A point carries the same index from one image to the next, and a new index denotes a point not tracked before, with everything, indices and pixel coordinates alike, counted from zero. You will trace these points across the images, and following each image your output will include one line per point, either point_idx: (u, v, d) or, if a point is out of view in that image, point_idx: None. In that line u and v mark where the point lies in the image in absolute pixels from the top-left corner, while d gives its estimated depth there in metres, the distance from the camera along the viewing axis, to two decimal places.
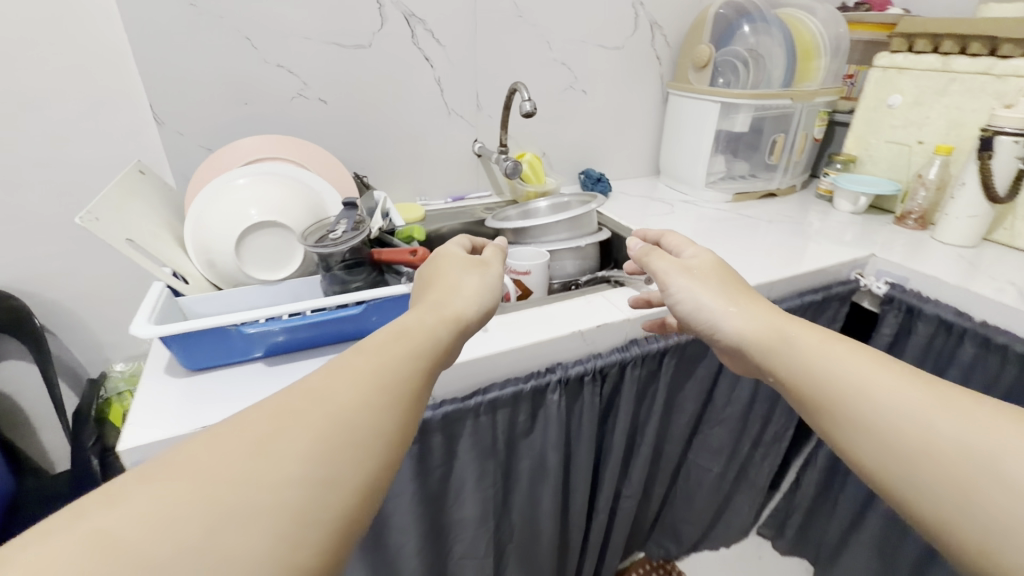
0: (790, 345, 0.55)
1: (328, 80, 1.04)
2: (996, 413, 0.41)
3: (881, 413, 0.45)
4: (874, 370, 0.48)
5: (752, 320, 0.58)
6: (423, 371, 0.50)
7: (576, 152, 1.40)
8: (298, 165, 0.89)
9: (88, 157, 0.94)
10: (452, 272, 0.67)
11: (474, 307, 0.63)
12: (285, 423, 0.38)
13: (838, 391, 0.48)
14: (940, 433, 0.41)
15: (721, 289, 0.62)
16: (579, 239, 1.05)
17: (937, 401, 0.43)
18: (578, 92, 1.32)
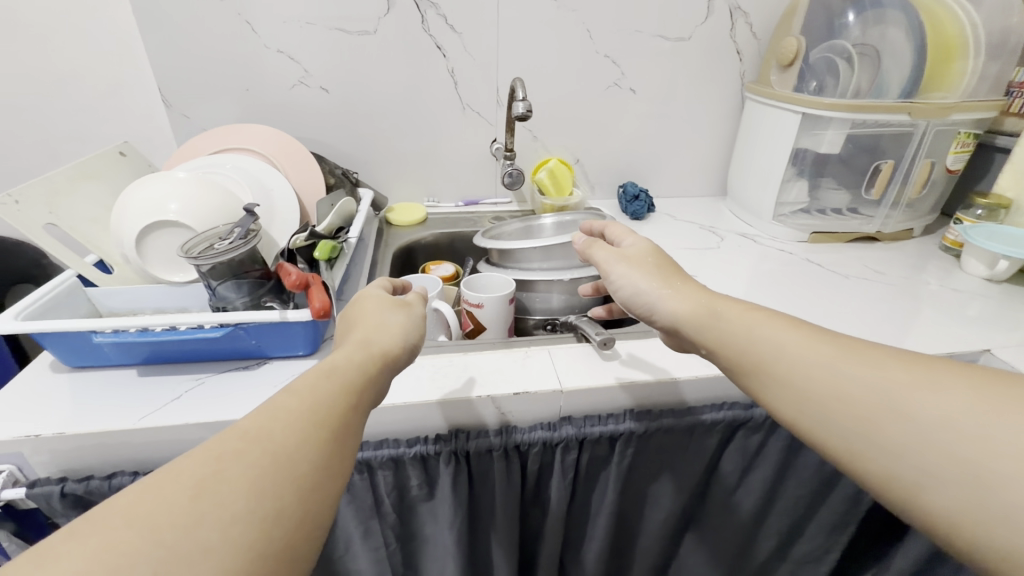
0: (717, 320, 0.56)
1: (331, 68, 1.00)
2: (892, 356, 0.44)
3: (802, 374, 0.47)
4: (789, 334, 0.50)
5: (680, 296, 0.58)
6: (355, 394, 0.46)
7: (617, 161, 1.20)
8: (264, 159, 0.86)
9: (107, 135, 0.99)
10: (377, 309, 0.59)
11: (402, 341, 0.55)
12: (231, 457, 0.36)
13: (760, 355, 0.51)
14: (848, 377, 0.44)
15: (658, 275, 0.62)
16: (570, 271, 0.86)
17: (844, 353, 0.46)
18: (624, 92, 1.12)
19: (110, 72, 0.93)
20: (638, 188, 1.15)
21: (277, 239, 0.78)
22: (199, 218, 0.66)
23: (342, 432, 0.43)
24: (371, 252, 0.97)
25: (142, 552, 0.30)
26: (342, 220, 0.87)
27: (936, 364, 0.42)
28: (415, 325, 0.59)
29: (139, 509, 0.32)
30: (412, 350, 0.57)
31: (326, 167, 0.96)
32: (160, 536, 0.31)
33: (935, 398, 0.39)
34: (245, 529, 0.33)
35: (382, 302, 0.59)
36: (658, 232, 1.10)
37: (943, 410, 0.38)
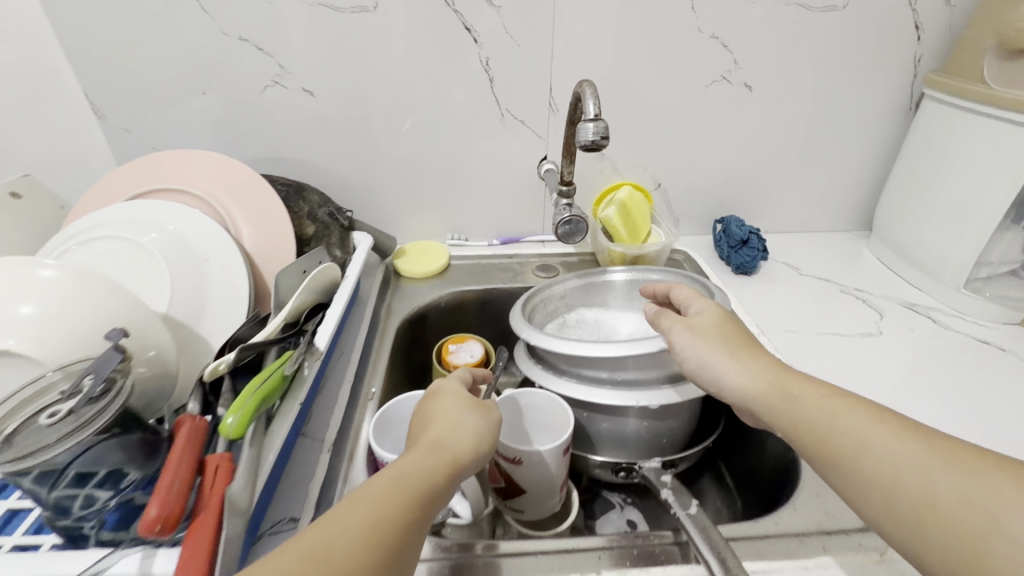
0: (792, 404, 0.42)
1: (317, 61, 0.71)
2: (1006, 466, 0.32)
3: (890, 476, 0.35)
4: (864, 421, 0.38)
5: (749, 368, 0.45)
6: (422, 507, 0.35)
7: (715, 185, 0.86)
8: (197, 199, 0.59)
9: (26, 160, 0.73)
10: (453, 406, 0.45)
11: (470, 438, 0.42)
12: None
13: (832, 444, 0.38)
14: (948, 486, 0.32)
15: (726, 341, 0.48)
16: (660, 387, 0.56)
17: (939, 456, 0.34)
18: (734, 90, 0.78)
19: (12, 70, 0.67)
20: (746, 229, 0.80)
21: (209, 339, 0.51)
22: (45, 341, 0.40)
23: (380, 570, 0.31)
24: (367, 330, 0.68)
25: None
26: (317, 296, 0.58)
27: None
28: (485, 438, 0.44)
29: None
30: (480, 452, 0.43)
31: (305, 208, 0.68)
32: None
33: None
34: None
35: (463, 400, 0.46)
36: (776, 294, 0.76)
37: None
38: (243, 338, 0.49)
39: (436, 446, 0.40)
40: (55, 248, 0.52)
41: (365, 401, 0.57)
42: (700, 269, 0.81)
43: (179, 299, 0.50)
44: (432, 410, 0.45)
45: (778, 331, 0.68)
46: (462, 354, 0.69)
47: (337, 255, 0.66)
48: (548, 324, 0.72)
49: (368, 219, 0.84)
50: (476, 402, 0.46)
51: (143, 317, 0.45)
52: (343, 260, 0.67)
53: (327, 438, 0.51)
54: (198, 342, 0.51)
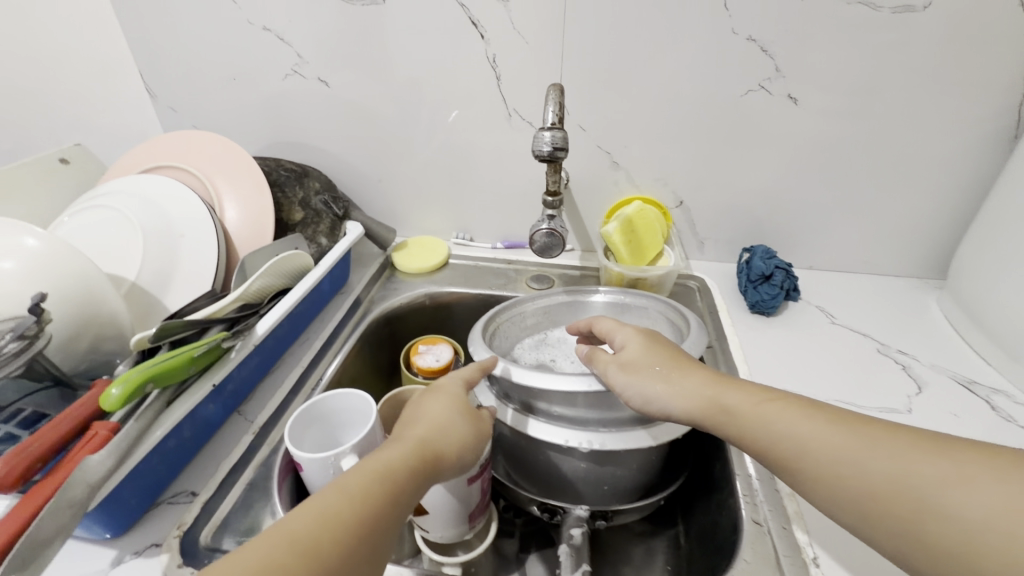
0: (730, 412, 0.42)
1: (331, 52, 0.73)
2: (909, 434, 0.35)
3: (839, 476, 0.35)
4: (799, 418, 0.39)
5: (685, 388, 0.44)
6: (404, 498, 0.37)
7: (746, 209, 0.76)
8: (196, 179, 0.64)
9: (97, 132, 0.84)
10: (447, 404, 0.46)
11: (465, 433, 0.45)
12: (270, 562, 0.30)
13: (778, 450, 0.39)
14: (884, 471, 0.34)
15: (663, 362, 0.46)
16: (605, 430, 0.49)
17: (862, 440, 0.35)
18: (774, 102, 0.67)
19: (83, 51, 0.76)
20: (771, 263, 0.70)
21: (169, 309, 0.54)
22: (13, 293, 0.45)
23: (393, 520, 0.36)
24: (339, 321, 0.69)
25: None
26: (282, 281, 0.61)
27: (955, 446, 0.33)
28: (472, 443, 0.45)
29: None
30: (474, 443, 0.45)
31: (300, 194, 0.70)
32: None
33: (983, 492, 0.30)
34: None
35: (452, 400, 0.47)
36: (794, 341, 0.66)
37: (987, 499, 0.30)
38: (190, 312, 0.52)
39: (424, 445, 0.42)
40: (57, 222, 0.57)
41: (307, 389, 0.58)
42: (711, 300, 0.72)
43: (147, 270, 0.54)
44: (416, 406, 0.47)
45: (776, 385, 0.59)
46: (429, 356, 0.68)
47: (323, 243, 0.69)
48: (525, 339, 0.69)
49: (377, 209, 0.86)
50: (468, 409, 0.47)
51: (100, 283, 0.49)
52: (327, 247, 0.69)
53: (257, 419, 0.53)
54: (159, 309, 0.54)
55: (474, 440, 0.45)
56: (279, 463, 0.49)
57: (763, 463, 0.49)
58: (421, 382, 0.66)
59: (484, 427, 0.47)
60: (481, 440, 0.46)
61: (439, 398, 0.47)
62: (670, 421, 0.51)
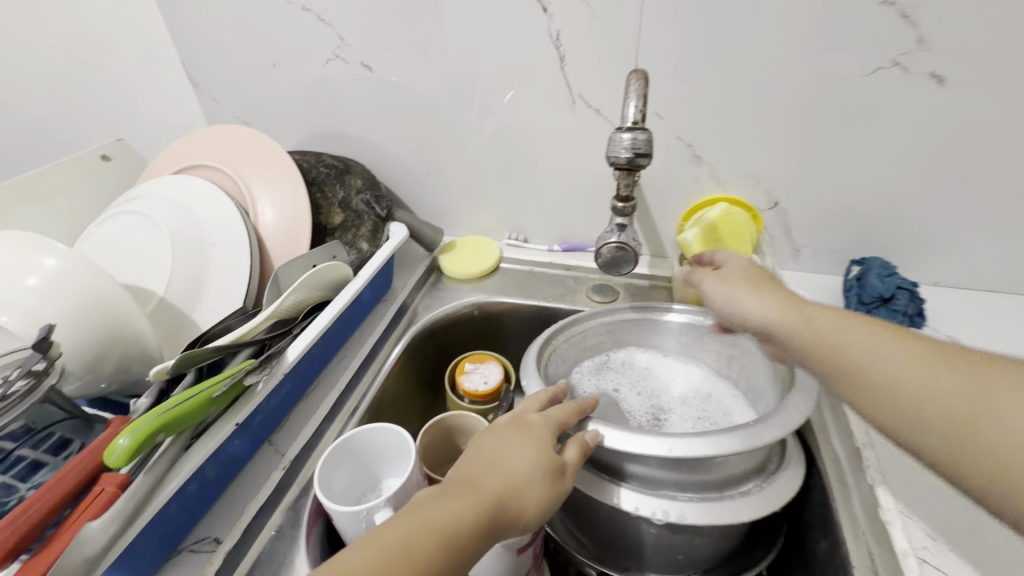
0: (809, 326, 0.38)
1: (374, 33, 0.65)
2: (983, 356, 0.31)
3: (889, 382, 0.33)
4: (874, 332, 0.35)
5: (771, 299, 0.41)
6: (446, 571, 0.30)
7: (859, 213, 0.63)
8: (231, 180, 0.59)
9: (145, 125, 0.82)
10: (526, 455, 0.37)
11: (535, 502, 0.36)
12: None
13: (839, 360, 0.35)
14: (942, 383, 0.31)
15: (753, 281, 0.44)
16: (683, 497, 0.41)
17: (925, 356, 0.32)
18: (910, 82, 0.54)
19: (126, 40, 0.73)
20: (891, 283, 0.58)
21: (199, 327, 0.50)
22: (36, 316, 0.41)
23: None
24: (381, 333, 0.63)
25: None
26: (319, 294, 0.56)
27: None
28: (538, 505, 0.36)
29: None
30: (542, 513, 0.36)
31: (341, 193, 0.64)
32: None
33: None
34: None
35: (531, 442, 0.38)
36: None
37: None
38: (220, 332, 0.47)
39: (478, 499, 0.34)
40: (86, 232, 0.54)
41: (345, 418, 0.53)
42: None
43: (177, 283, 0.50)
44: (496, 440, 0.39)
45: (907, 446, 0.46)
46: (476, 377, 0.61)
47: (364, 248, 0.63)
48: (584, 361, 0.61)
49: (424, 205, 0.79)
50: (549, 467, 0.37)
51: (124, 303, 0.45)
52: (369, 253, 0.63)
53: (289, 452, 0.48)
54: (190, 327, 0.50)
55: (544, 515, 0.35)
56: (309, 508, 0.44)
57: (886, 549, 0.39)
58: (467, 406, 0.59)
59: (560, 487, 0.37)
60: (551, 503, 0.37)
61: (513, 435, 0.39)
62: (763, 493, 0.42)
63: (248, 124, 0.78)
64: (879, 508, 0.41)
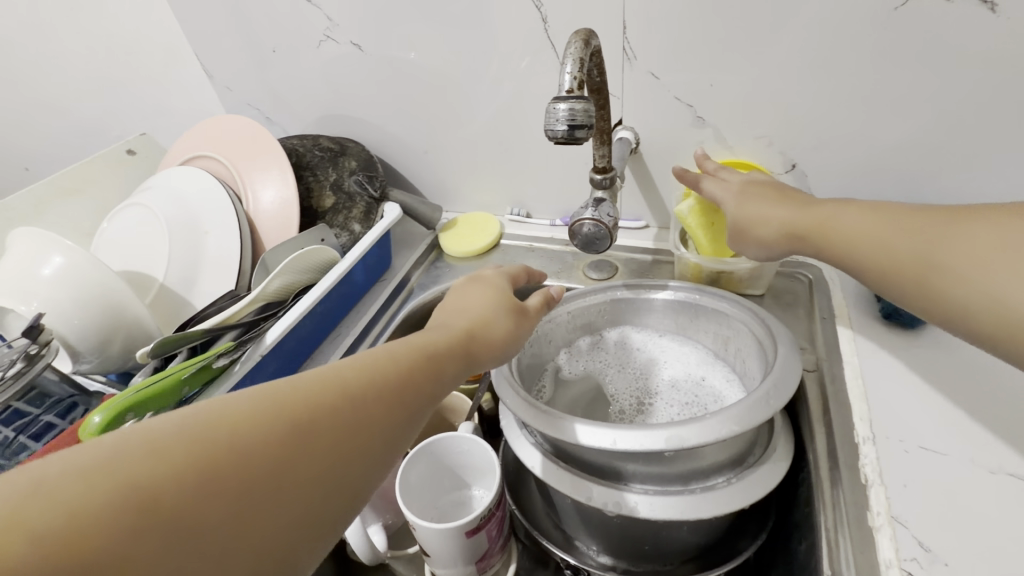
0: (825, 227, 0.40)
1: (360, 10, 0.65)
2: (941, 213, 0.36)
3: (876, 252, 0.37)
4: (873, 221, 0.38)
5: (782, 208, 0.43)
6: (431, 370, 0.33)
7: (895, 172, 0.54)
8: (227, 166, 0.62)
9: (176, 119, 0.87)
10: (490, 297, 0.41)
11: (505, 329, 0.40)
12: (251, 414, 0.26)
13: (856, 259, 0.38)
14: (919, 245, 0.35)
15: (763, 190, 0.46)
16: (640, 489, 0.39)
17: (894, 225, 0.37)
18: (949, 14, 0.45)
19: (147, 39, 0.78)
20: None
21: (196, 308, 0.54)
22: (47, 303, 0.46)
23: (403, 422, 0.31)
24: (376, 311, 0.65)
25: (120, 518, 0.21)
26: (306, 277, 0.58)
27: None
28: (506, 333, 0.40)
29: (157, 440, 0.23)
30: (512, 340, 0.40)
31: (333, 175, 0.66)
32: (159, 484, 0.22)
33: (991, 243, 0.32)
34: (261, 537, 0.24)
35: (490, 292, 0.42)
36: (956, 362, 0.46)
37: None
38: (208, 316, 0.51)
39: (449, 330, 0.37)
40: (99, 229, 0.59)
41: None
42: (828, 302, 0.54)
43: (174, 269, 0.54)
44: (457, 298, 0.42)
45: (917, 442, 0.40)
46: None
47: (356, 229, 0.64)
48: (574, 341, 0.58)
49: (428, 184, 0.79)
50: (512, 306, 0.42)
51: (120, 288, 0.49)
52: (361, 234, 0.64)
53: None
54: (189, 308, 0.54)
55: (514, 338, 0.39)
56: None
57: (869, 560, 0.35)
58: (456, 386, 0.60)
59: (524, 322, 0.42)
60: (519, 335, 0.41)
61: (472, 293, 0.42)
62: (731, 488, 0.39)
63: (261, 112, 0.81)
64: (866, 511, 0.37)
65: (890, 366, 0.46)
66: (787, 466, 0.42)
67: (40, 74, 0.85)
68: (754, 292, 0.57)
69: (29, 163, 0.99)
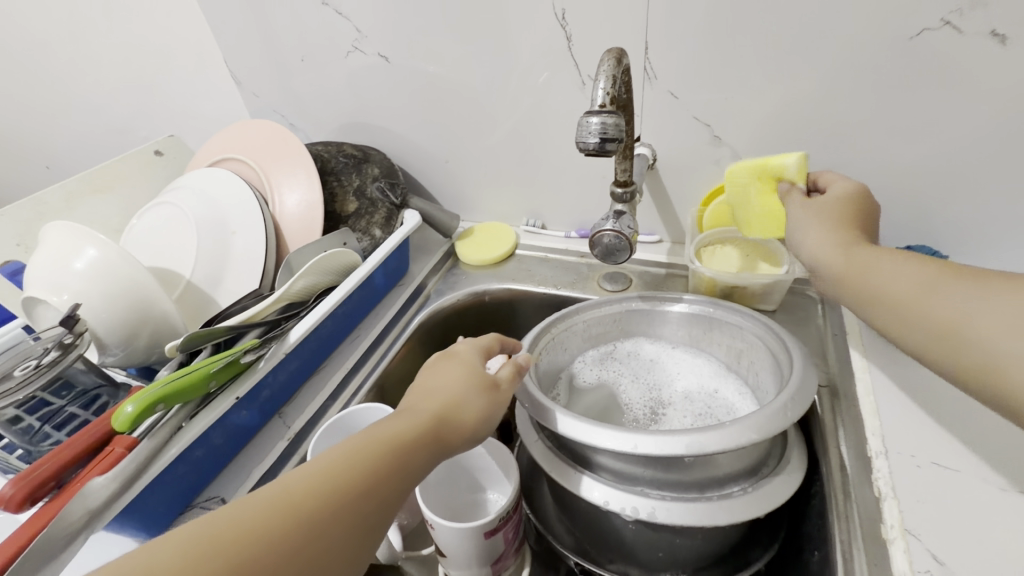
0: (861, 260, 0.40)
1: (389, 24, 0.67)
2: (975, 281, 0.35)
3: (892, 285, 0.38)
4: (903, 261, 0.39)
5: (831, 230, 0.43)
6: (396, 469, 0.34)
7: (910, 196, 0.56)
8: (255, 170, 0.64)
9: (202, 122, 0.89)
10: (461, 377, 0.42)
11: (475, 413, 0.40)
12: (237, 531, 0.28)
13: (866, 287, 0.39)
14: (956, 305, 0.35)
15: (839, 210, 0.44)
16: (656, 495, 0.40)
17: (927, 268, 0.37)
18: (964, 45, 0.47)
19: (176, 45, 0.80)
20: None
21: (221, 306, 0.55)
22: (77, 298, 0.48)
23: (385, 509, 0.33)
24: (393, 315, 0.66)
25: None
26: (328, 279, 0.59)
27: None
28: (482, 419, 0.40)
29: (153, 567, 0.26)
30: (486, 423, 0.41)
31: (356, 181, 0.67)
32: None
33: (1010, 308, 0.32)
34: None
35: (464, 370, 0.43)
36: None
37: None
38: (232, 314, 0.52)
39: (418, 416, 0.38)
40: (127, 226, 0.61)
41: (348, 396, 0.56)
42: (840, 319, 0.55)
43: (201, 268, 0.55)
44: (433, 372, 0.43)
45: (930, 458, 0.41)
46: None
47: (377, 235, 0.65)
48: (589, 351, 0.60)
49: (447, 192, 0.80)
50: (484, 385, 0.42)
51: (150, 284, 0.50)
52: (381, 240, 0.65)
53: (294, 425, 0.52)
54: (214, 306, 0.55)
55: (487, 420, 0.40)
56: None
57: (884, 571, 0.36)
58: None
59: (501, 400, 0.42)
60: (496, 417, 0.41)
61: (448, 369, 0.43)
62: (749, 498, 0.40)
63: (284, 117, 0.83)
64: (881, 524, 0.38)
65: (903, 382, 0.47)
66: (801, 478, 0.42)
67: (71, 71, 0.87)
68: (767, 307, 0.59)
69: (53, 160, 1.02)
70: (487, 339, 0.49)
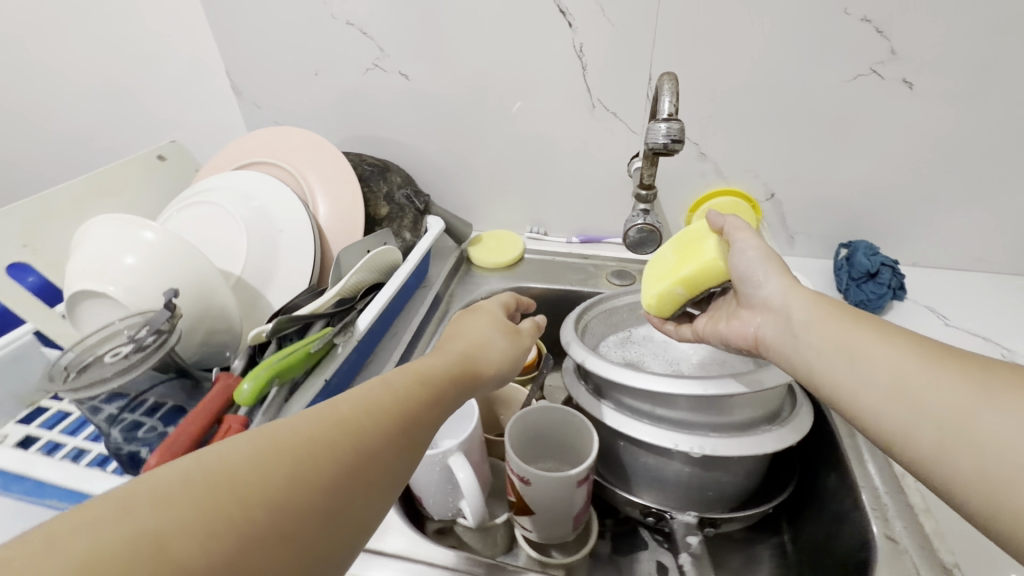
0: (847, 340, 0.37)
1: (413, 45, 0.72)
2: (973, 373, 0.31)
3: (880, 367, 0.35)
4: (883, 343, 0.36)
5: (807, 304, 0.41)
6: (428, 403, 0.34)
7: (848, 204, 0.72)
8: (287, 172, 0.65)
9: (189, 128, 0.86)
10: (486, 325, 0.45)
11: (501, 353, 0.44)
12: (255, 459, 0.25)
13: (844, 375, 0.36)
14: (943, 402, 0.31)
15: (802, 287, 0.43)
16: (714, 435, 0.48)
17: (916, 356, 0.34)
18: (888, 91, 0.63)
19: (171, 50, 0.78)
20: (877, 260, 0.66)
21: (273, 303, 0.56)
22: (143, 291, 0.47)
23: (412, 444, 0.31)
24: (425, 313, 0.69)
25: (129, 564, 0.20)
26: (375, 276, 0.61)
27: None
28: (508, 360, 0.44)
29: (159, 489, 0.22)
30: (508, 362, 0.44)
31: (384, 188, 0.71)
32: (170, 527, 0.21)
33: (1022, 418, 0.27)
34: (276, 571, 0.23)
35: (488, 319, 0.46)
36: None
37: None
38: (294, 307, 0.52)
39: (454, 355, 0.40)
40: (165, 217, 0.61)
41: None
42: None
43: (251, 265, 0.55)
44: (460, 324, 0.46)
45: None
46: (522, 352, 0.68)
47: (407, 238, 0.69)
48: (611, 336, 0.67)
49: (453, 202, 0.86)
50: (506, 331, 0.46)
51: (213, 278, 0.50)
52: (411, 242, 0.69)
53: None
54: (267, 302, 0.56)
55: (512, 357, 0.44)
56: None
57: (889, 474, 0.47)
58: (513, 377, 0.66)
59: (525, 343, 0.47)
60: (520, 358, 0.46)
61: (472, 322, 0.46)
62: (780, 431, 0.49)
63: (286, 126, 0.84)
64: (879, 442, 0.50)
65: None
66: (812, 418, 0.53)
67: (36, 68, 0.81)
68: None
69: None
70: (507, 299, 0.54)
